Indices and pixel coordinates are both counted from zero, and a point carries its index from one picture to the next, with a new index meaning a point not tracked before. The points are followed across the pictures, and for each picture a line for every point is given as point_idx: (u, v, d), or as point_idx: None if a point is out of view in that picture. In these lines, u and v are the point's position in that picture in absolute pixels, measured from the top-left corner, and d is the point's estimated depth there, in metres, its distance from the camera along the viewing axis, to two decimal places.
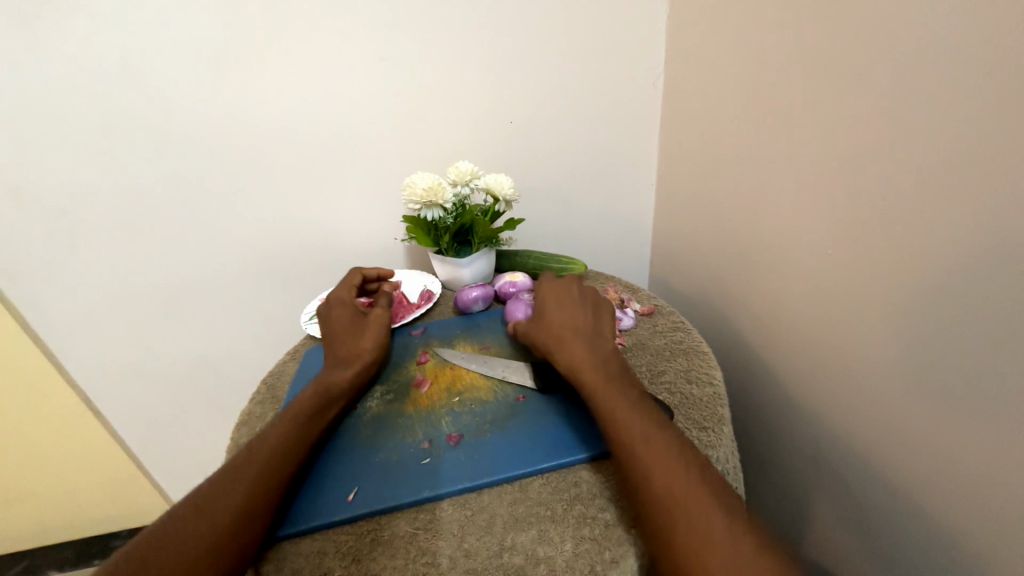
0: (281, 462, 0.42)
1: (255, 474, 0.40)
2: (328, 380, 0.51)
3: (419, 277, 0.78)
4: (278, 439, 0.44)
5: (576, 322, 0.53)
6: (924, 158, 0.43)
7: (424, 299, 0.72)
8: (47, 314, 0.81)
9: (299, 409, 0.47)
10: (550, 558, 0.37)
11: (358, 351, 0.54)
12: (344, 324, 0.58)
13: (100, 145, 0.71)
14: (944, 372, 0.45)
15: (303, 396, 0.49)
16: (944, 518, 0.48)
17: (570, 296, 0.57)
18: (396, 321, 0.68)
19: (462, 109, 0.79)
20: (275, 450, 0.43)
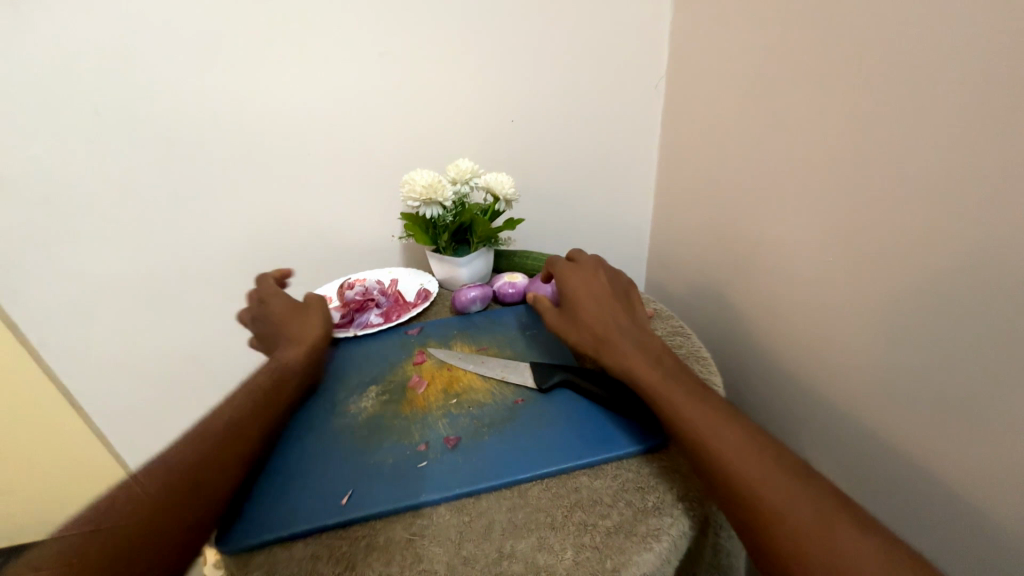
0: (240, 434, 0.43)
1: (212, 443, 0.41)
2: (279, 360, 0.53)
3: (416, 275, 0.77)
4: (234, 414, 0.44)
5: (613, 312, 0.54)
6: (930, 166, 0.42)
7: (421, 299, 0.71)
8: (23, 305, 0.78)
9: (254, 391, 0.48)
10: (551, 565, 0.36)
11: (301, 333, 0.57)
12: (281, 314, 0.59)
13: (85, 129, 0.68)
14: (943, 383, 0.45)
15: (259, 377, 0.50)
16: (940, 531, 0.48)
17: (604, 285, 0.57)
18: (390, 321, 0.66)
19: (463, 106, 0.78)
20: (232, 422, 0.43)
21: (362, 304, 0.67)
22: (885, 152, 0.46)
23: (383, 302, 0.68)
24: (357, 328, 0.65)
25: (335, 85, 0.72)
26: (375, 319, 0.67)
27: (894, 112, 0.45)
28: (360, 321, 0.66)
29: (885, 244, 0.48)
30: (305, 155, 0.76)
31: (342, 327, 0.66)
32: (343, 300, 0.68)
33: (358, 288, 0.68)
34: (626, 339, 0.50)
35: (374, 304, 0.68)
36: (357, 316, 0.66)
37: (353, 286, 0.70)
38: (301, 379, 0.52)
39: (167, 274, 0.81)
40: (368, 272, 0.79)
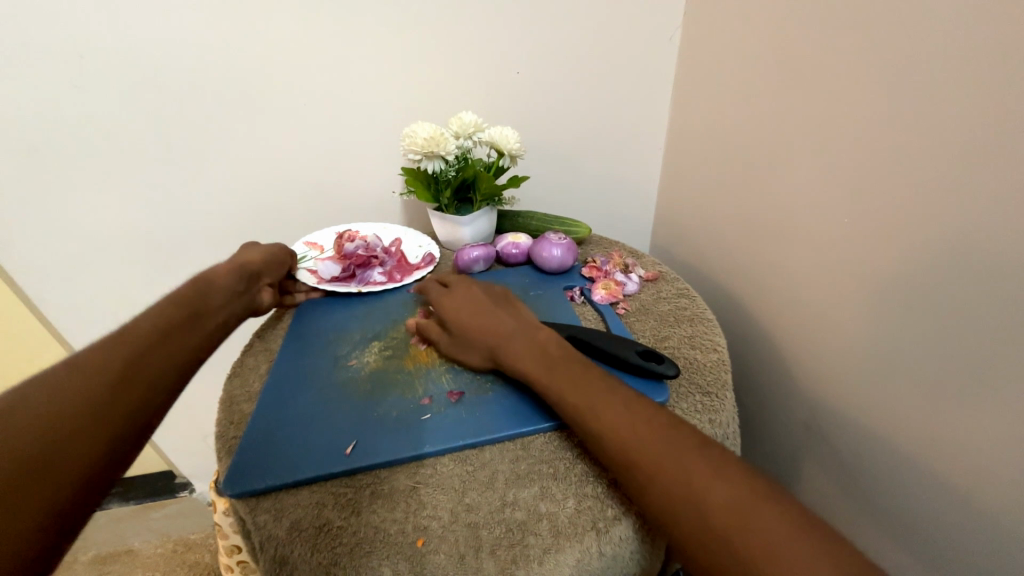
0: (169, 340, 0.42)
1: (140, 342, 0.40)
2: (207, 274, 0.53)
3: (415, 234, 0.75)
4: (160, 319, 0.44)
5: (496, 319, 0.49)
6: (977, 119, 0.40)
7: (425, 262, 0.69)
8: (20, 258, 0.77)
9: (177, 304, 0.47)
10: (552, 514, 0.37)
11: (240, 256, 0.58)
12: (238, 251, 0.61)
13: (67, 71, 0.65)
14: (958, 343, 0.44)
15: (182, 289, 0.50)
16: (935, 492, 0.49)
17: (477, 295, 0.52)
18: (393, 280, 0.65)
19: (465, 56, 0.74)
20: (164, 329, 0.43)
21: (366, 260, 0.66)
22: (925, 105, 0.44)
23: (386, 261, 0.68)
24: (358, 284, 0.64)
25: (329, 29, 0.68)
26: (377, 278, 0.66)
27: (938, 61, 0.42)
28: (362, 278, 0.65)
29: (911, 205, 0.46)
30: (298, 106, 0.73)
31: (342, 280, 0.65)
32: (344, 253, 0.66)
33: (361, 242, 0.67)
34: (522, 344, 0.46)
35: (377, 262, 0.67)
36: (359, 271, 0.66)
37: (354, 238, 0.67)
38: (234, 295, 0.53)
39: (162, 229, 0.79)
40: (362, 225, 0.77)
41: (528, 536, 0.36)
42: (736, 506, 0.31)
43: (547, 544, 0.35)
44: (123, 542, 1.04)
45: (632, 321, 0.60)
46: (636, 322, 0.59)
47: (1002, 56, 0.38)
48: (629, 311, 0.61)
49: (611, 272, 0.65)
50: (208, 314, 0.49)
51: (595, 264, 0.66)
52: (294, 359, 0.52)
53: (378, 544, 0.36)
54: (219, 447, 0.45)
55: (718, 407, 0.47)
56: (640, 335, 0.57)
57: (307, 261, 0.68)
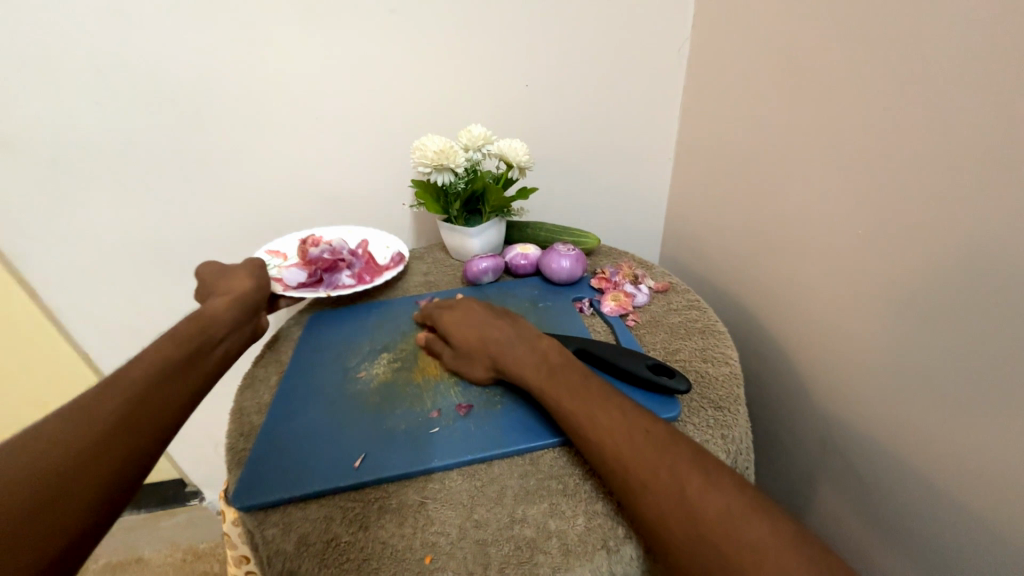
0: (152, 395, 0.40)
1: (119, 405, 0.37)
2: (205, 312, 0.52)
3: (382, 236, 0.74)
4: (147, 372, 0.41)
5: (497, 331, 0.49)
6: (992, 132, 0.39)
7: (394, 262, 0.70)
8: (42, 270, 0.79)
9: (174, 352, 0.45)
10: (562, 531, 0.37)
11: (231, 285, 0.57)
12: (212, 276, 0.60)
13: (92, 88, 0.67)
14: (976, 359, 0.43)
15: (181, 331, 0.48)
16: (954, 512, 0.47)
17: (477, 310, 0.52)
18: (364, 282, 0.66)
19: (476, 70, 0.75)
20: (163, 377, 0.42)
21: (333, 264, 0.65)
22: (937, 118, 0.43)
23: (355, 263, 0.67)
24: (327, 289, 0.64)
25: (345, 47, 0.70)
26: (347, 281, 0.65)
27: (949, 74, 0.42)
28: (331, 282, 0.64)
29: (926, 217, 0.45)
30: (312, 120, 0.74)
31: (310, 286, 0.64)
32: (309, 257, 0.64)
33: (326, 245, 0.65)
34: (527, 352, 0.46)
35: (345, 265, 0.66)
36: (327, 276, 0.64)
37: (318, 242, 0.65)
38: (230, 335, 0.51)
39: (178, 241, 0.80)
40: (327, 229, 0.75)
41: (537, 554, 0.35)
42: (728, 513, 0.31)
43: (556, 562, 0.35)
44: (134, 551, 1.04)
45: (642, 333, 0.59)
46: (647, 334, 0.59)
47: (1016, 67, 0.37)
48: (639, 322, 0.61)
49: (620, 283, 0.65)
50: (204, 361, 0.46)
51: (604, 276, 0.66)
52: (304, 371, 0.53)
53: (387, 560, 0.35)
54: (229, 459, 0.45)
55: (731, 422, 0.46)
56: (649, 348, 0.56)
57: (270, 269, 0.65)
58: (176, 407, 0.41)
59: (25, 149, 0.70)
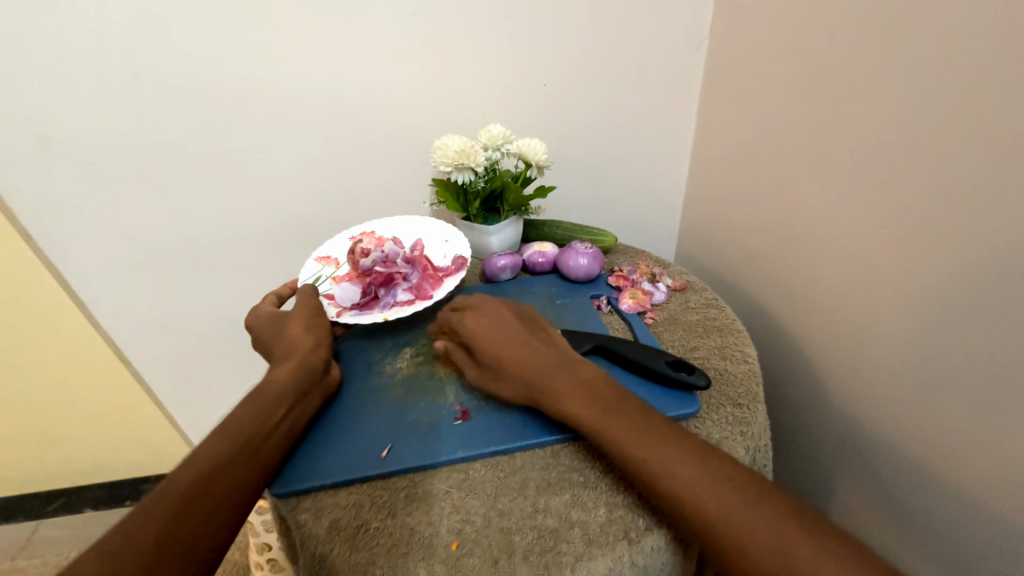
0: (190, 518, 0.36)
1: (152, 539, 0.34)
2: (264, 384, 0.45)
3: (439, 229, 0.68)
4: (185, 487, 0.37)
5: (534, 351, 0.45)
6: (1015, 134, 0.39)
7: (455, 266, 0.62)
8: (78, 266, 0.82)
9: (219, 450, 0.40)
10: (584, 522, 0.38)
11: (292, 343, 0.49)
12: (267, 326, 0.52)
13: (126, 92, 0.70)
14: (996, 361, 0.43)
15: (252, 403, 0.43)
16: (973, 512, 0.48)
17: (507, 322, 0.48)
18: (426, 296, 0.59)
19: (495, 70, 0.76)
20: (243, 438, 0.41)
21: (388, 278, 0.58)
22: (955, 117, 0.43)
23: (411, 274, 0.59)
24: (383, 308, 0.57)
25: (362, 46, 0.71)
26: (404, 296, 0.59)
27: (969, 73, 0.42)
28: (386, 300, 0.58)
29: (945, 217, 0.45)
30: (335, 121, 0.76)
31: (366, 304, 0.58)
32: (362, 270, 0.58)
33: (378, 255, 0.58)
34: (586, 381, 0.42)
35: (401, 277, 0.59)
36: (383, 293, 0.58)
37: (369, 251, 0.58)
38: (295, 406, 0.44)
39: (206, 239, 0.83)
40: (380, 225, 0.68)
41: (561, 543, 0.36)
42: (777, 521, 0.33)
43: (579, 551, 0.36)
44: None
45: (659, 331, 0.60)
46: (664, 332, 0.59)
47: None
48: (656, 320, 0.61)
49: (637, 281, 0.65)
50: (254, 457, 0.40)
51: (621, 273, 0.66)
52: None
53: (415, 546, 0.37)
54: None
55: (750, 419, 0.47)
56: (667, 345, 0.57)
57: (325, 284, 0.61)
58: (219, 524, 0.37)
59: (62, 151, 0.73)
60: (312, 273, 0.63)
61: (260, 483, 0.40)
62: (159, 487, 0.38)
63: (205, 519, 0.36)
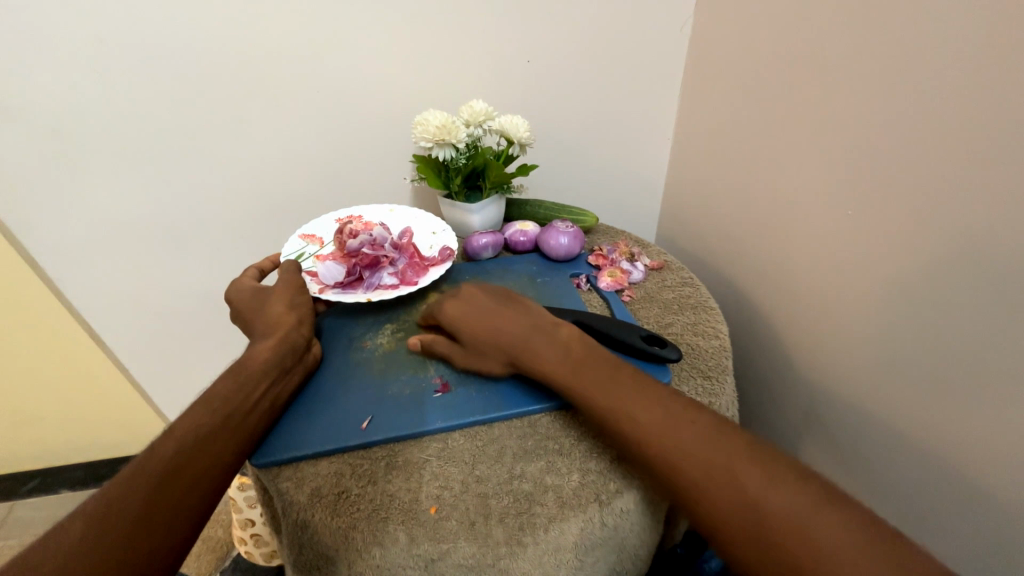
0: (171, 488, 0.36)
1: (137, 506, 0.35)
2: (245, 359, 0.45)
3: (428, 220, 0.67)
4: (164, 460, 0.37)
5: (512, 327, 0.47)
6: (976, 120, 0.42)
7: (442, 257, 0.62)
8: (42, 241, 0.79)
9: (198, 424, 0.40)
10: (558, 486, 0.39)
11: (274, 320, 0.49)
12: (248, 303, 0.52)
13: (88, 57, 0.66)
14: (949, 335, 0.47)
15: (231, 377, 0.43)
16: (923, 474, 0.52)
17: (483, 303, 0.51)
18: (410, 282, 0.58)
19: (477, 45, 0.74)
20: (224, 412, 0.41)
21: (374, 260, 0.58)
22: (930, 100, 0.45)
23: (398, 260, 0.59)
24: (366, 290, 0.57)
25: (343, 14, 0.69)
26: (388, 280, 0.59)
27: (946, 56, 0.43)
28: (370, 281, 0.57)
29: (914, 197, 0.47)
30: (313, 93, 0.74)
31: (348, 285, 0.58)
32: (349, 251, 0.58)
33: (366, 237, 0.58)
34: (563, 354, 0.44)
35: (387, 261, 0.59)
36: (368, 274, 0.58)
37: (357, 233, 0.58)
38: (277, 382, 0.45)
39: (180, 213, 0.81)
40: (368, 210, 0.68)
41: (535, 506, 0.38)
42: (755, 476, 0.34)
43: (552, 513, 0.38)
44: None
45: (636, 308, 0.61)
46: (641, 309, 0.61)
47: (998, 59, 0.39)
48: (633, 298, 0.63)
49: (616, 260, 0.66)
50: (236, 432, 0.41)
51: (602, 253, 0.67)
52: None
53: (395, 511, 0.38)
54: None
55: (719, 391, 0.49)
56: (643, 321, 0.59)
57: (308, 261, 0.61)
58: (201, 495, 0.37)
59: (20, 119, 0.69)
60: (295, 249, 0.62)
61: (241, 454, 0.41)
62: (142, 456, 0.38)
63: (187, 490, 0.37)
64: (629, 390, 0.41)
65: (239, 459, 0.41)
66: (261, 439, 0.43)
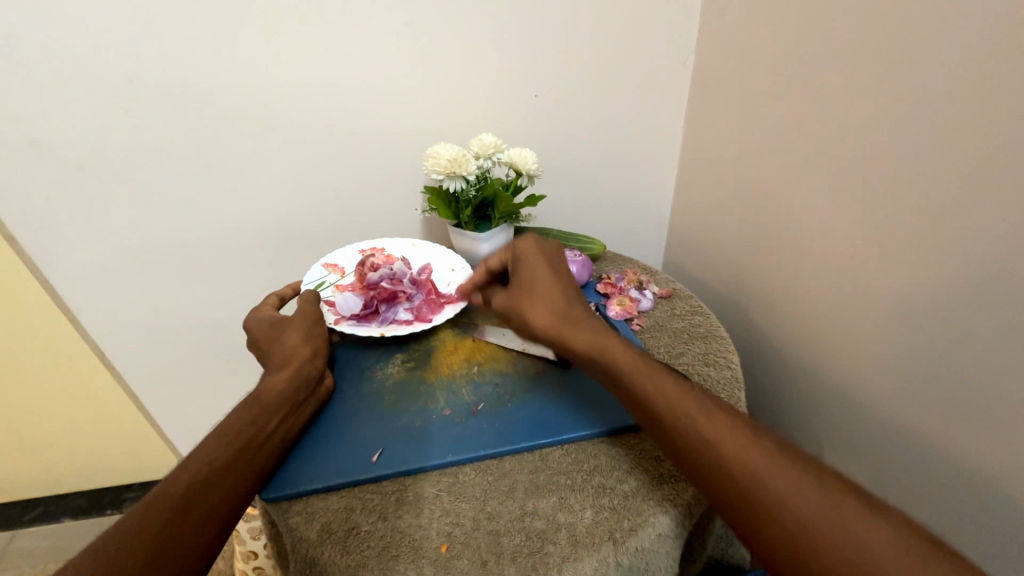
0: (182, 524, 0.36)
1: (146, 543, 0.34)
2: (260, 391, 0.45)
3: (448, 258, 0.68)
4: (176, 496, 0.37)
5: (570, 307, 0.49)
6: (976, 155, 0.42)
7: (460, 295, 0.62)
8: (63, 269, 0.81)
9: (211, 458, 0.40)
10: (571, 523, 0.39)
11: (289, 351, 0.50)
12: (262, 334, 0.52)
13: (117, 96, 0.70)
14: (965, 366, 0.46)
15: (245, 410, 0.44)
16: (950, 508, 0.50)
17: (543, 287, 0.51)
18: (426, 318, 0.58)
19: (486, 82, 0.77)
20: (236, 445, 0.41)
21: (391, 295, 0.58)
22: (933, 132, 0.46)
23: (415, 296, 0.60)
24: (381, 324, 0.57)
25: (359, 53, 0.73)
26: (404, 316, 0.59)
27: (949, 89, 0.44)
28: (386, 316, 0.58)
29: (923, 226, 0.48)
30: (329, 129, 0.77)
31: (364, 317, 0.58)
32: (368, 283, 0.59)
33: (386, 271, 0.59)
34: None
35: (404, 296, 0.59)
36: (384, 308, 0.58)
37: (378, 267, 0.59)
38: (288, 415, 0.45)
39: (196, 242, 0.83)
40: (392, 244, 0.70)
41: (548, 544, 0.37)
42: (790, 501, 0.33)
43: (566, 552, 0.37)
44: None
45: (647, 337, 0.61)
46: (651, 338, 0.61)
47: (993, 99, 0.41)
48: (643, 327, 0.63)
49: (625, 288, 0.67)
50: (248, 466, 0.41)
51: (610, 281, 0.67)
52: None
53: (405, 549, 0.37)
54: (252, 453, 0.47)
55: None
56: (654, 351, 0.58)
57: (326, 290, 0.62)
58: (210, 531, 0.37)
59: (49, 153, 0.72)
60: (317, 278, 0.63)
61: (252, 488, 0.41)
62: (154, 490, 0.38)
63: (198, 525, 0.36)
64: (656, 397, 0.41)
65: (249, 494, 0.40)
66: (271, 473, 0.43)
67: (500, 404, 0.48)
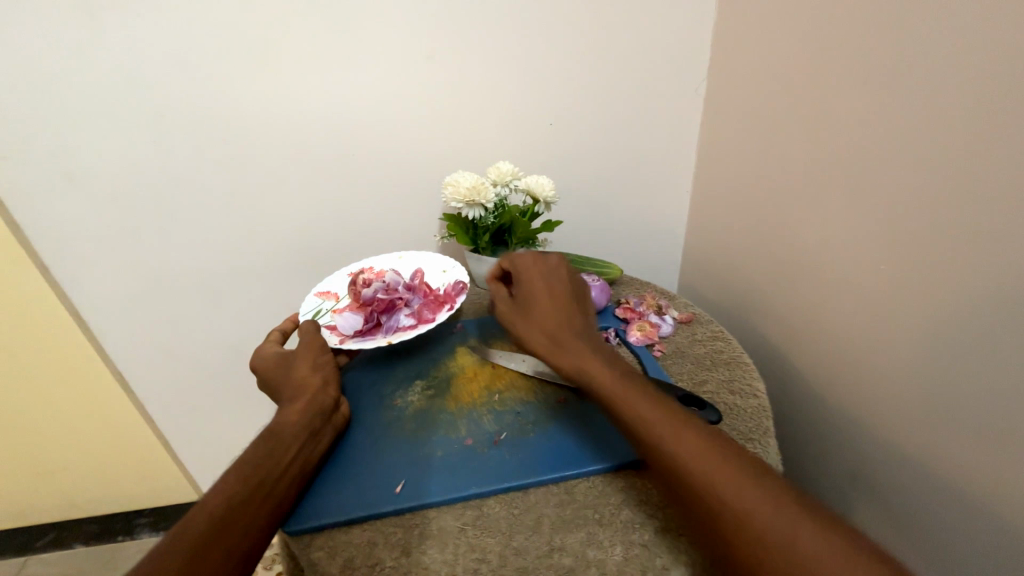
0: (205, 563, 0.35)
1: None
2: (274, 423, 0.45)
3: (439, 261, 0.70)
4: (198, 532, 0.36)
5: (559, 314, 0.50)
6: (990, 178, 0.42)
7: (456, 291, 0.63)
8: (89, 294, 0.83)
9: (230, 493, 0.39)
10: (600, 561, 0.38)
11: (300, 383, 0.50)
12: (273, 369, 0.52)
13: (150, 128, 0.73)
14: (996, 394, 0.44)
15: (260, 443, 0.43)
16: (996, 561, 0.47)
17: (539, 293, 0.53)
18: (428, 321, 0.60)
19: (503, 111, 0.79)
20: (254, 480, 0.41)
21: (389, 304, 0.59)
22: (948, 155, 0.45)
23: (412, 301, 0.61)
24: (386, 333, 0.58)
25: (382, 85, 0.75)
26: (406, 321, 0.60)
27: (960, 114, 0.44)
28: (389, 325, 0.59)
29: (944, 253, 0.47)
30: (351, 157, 0.79)
31: (368, 331, 0.59)
32: (363, 300, 0.60)
33: (379, 284, 0.60)
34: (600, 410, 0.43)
35: (402, 303, 0.60)
36: (385, 318, 0.59)
37: (371, 282, 0.61)
38: (305, 446, 0.45)
39: (219, 268, 0.85)
40: (377, 259, 0.71)
41: None
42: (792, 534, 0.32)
43: None
44: None
45: (669, 364, 0.60)
46: (673, 365, 0.60)
47: (1005, 123, 0.40)
48: (665, 353, 0.62)
49: (644, 313, 0.66)
50: (268, 500, 0.40)
51: (629, 305, 0.67)
52: None
53: None
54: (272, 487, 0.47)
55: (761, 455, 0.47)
56: (677, 379, 0.58)
57: (324, 315, 0.62)
58: (234, 567, 0.36)
59: (84, 184, 0.75)
60: (312, 307, 0.64)
61: (275, 521, 0.40)
62: (175, 526, 0.37)
63: (222, 561, 0.36)
64: (703, 442, 0.38)
65: (271, 529, 0.40)
66: (292, 507, 0.42)
67: (522, 434, 0.47)
